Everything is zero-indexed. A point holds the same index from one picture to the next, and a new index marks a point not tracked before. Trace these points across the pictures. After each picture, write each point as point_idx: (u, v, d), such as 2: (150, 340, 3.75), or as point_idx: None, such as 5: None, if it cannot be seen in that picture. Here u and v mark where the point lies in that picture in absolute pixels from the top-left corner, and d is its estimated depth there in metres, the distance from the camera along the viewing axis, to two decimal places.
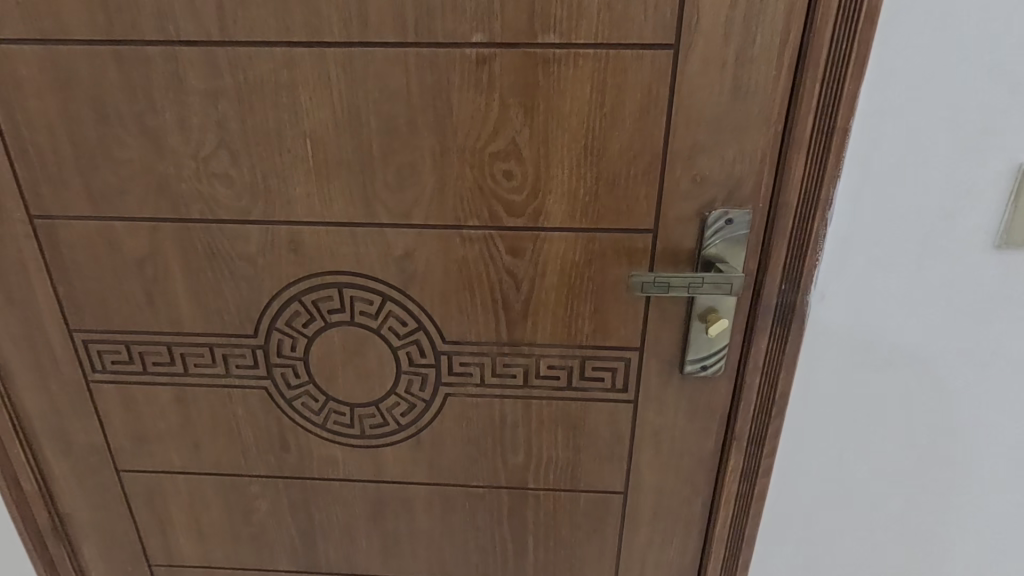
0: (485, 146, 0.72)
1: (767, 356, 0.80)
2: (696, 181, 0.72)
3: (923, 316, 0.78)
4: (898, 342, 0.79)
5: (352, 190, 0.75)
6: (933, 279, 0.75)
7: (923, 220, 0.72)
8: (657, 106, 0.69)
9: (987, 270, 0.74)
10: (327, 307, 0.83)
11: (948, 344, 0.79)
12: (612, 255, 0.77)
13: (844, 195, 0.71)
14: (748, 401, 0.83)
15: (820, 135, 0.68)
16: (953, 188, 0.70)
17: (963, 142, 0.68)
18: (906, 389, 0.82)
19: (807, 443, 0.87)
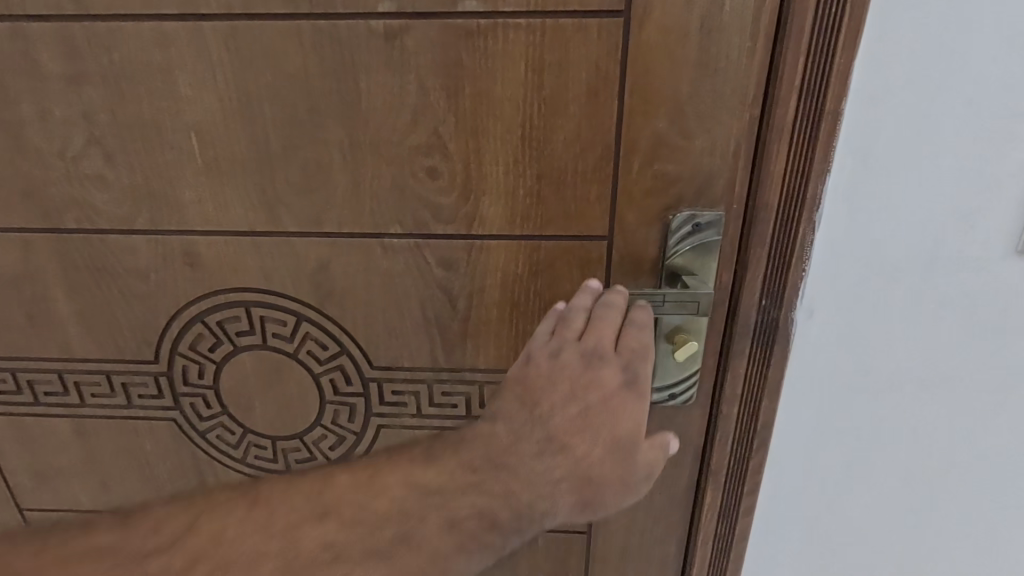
0: (404, 138, 0.60)
1: (746, 382, 0.68)
2: (657, 177, 0.60)
3: (928, 335, 0.66)
4: (900, 362, 0.67)
5: (251, 193, 0.63)
6: (941, 293, 0.63)
7: (931, 225, 0.60)
8: (607, 87, 0.56)
9: (1006, 281, 0.62)
10: (235, 329, 0.71)
11: (957, 366, 0.67)
12: (561, 267, 0.65)
13: (837, 195, 0.59)
14: (726, 433, 0.72)
15: (806, 120, 0.55)
16: (971, 183, 0.57)
17: (985, 129, 0.55)
18: (909, 415, 0.71)
19: (794, 477, 0.76)
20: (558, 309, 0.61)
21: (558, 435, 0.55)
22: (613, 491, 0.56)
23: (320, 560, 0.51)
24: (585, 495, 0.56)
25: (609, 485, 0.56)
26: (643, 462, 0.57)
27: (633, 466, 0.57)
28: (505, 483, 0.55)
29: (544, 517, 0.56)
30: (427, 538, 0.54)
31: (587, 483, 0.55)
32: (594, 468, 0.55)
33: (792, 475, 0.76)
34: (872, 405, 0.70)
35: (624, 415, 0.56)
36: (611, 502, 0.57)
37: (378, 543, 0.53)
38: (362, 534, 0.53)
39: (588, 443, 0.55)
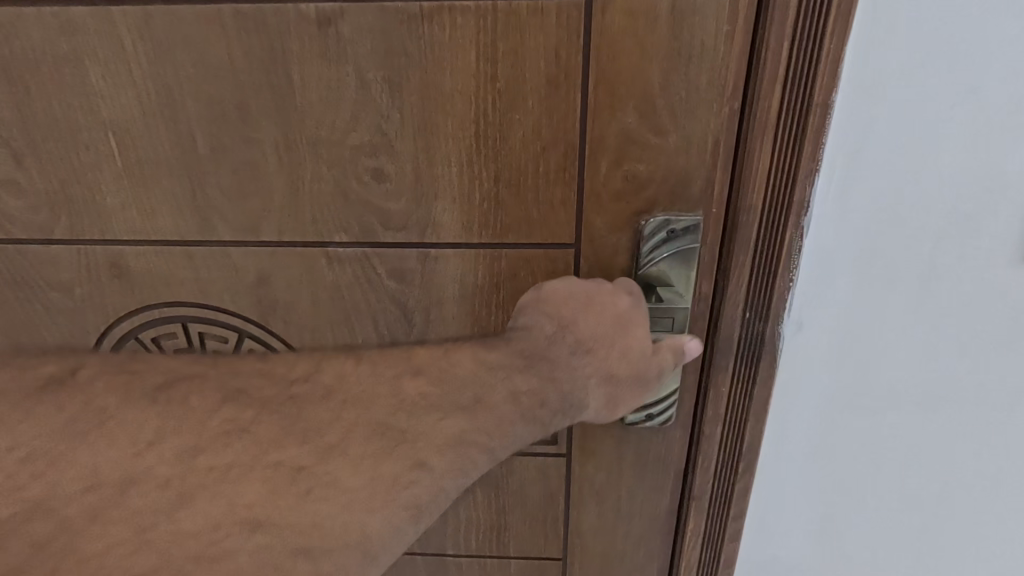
0: (344, 137, 0.54)
1: (730, 402, 0.63)
2: (628, 179, 0.54)
3: (928, 351, 0.60)
4: (896, 379, 0.61)
5: (178, 199, 0.57)
6: (942, 305, 0.57)
7: (932, 231, 0.54)
8: (568, 79, 0.50)
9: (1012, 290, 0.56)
10: (172, 347, 0.65)
11: (958, 383, 0.61)
12: (525, 277, 0.59)
13: (828, 198, 0.52)
14: (709, 456, 0.66)
15: (792, 114, 0.49)
16: (975, 183, 0.51)
17: (992, 122, 0.49)
18: (906, 435, 0.65)
19: (784, 503, 0.70)
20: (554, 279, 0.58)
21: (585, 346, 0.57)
22: (630, 397, 0.59)
23: (419, 405, 0.54)
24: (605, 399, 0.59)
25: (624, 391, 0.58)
26: (656, 377, 0.58)
27: (646, 382, 0.58)
28: (533, 381, 0.56)
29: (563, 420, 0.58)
30: (483, 411, 0.55)
31: (605, 390, 0.58)
32: (612, 376, 0.58)
33: (781, 501, 0.70)
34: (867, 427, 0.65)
35: (631, 337, 0.57)
36: (626, 406, 0.60)
37: (445, 403, 0.54)
38: (438, 394, 0.55)
39: (600, 360, 0.57)
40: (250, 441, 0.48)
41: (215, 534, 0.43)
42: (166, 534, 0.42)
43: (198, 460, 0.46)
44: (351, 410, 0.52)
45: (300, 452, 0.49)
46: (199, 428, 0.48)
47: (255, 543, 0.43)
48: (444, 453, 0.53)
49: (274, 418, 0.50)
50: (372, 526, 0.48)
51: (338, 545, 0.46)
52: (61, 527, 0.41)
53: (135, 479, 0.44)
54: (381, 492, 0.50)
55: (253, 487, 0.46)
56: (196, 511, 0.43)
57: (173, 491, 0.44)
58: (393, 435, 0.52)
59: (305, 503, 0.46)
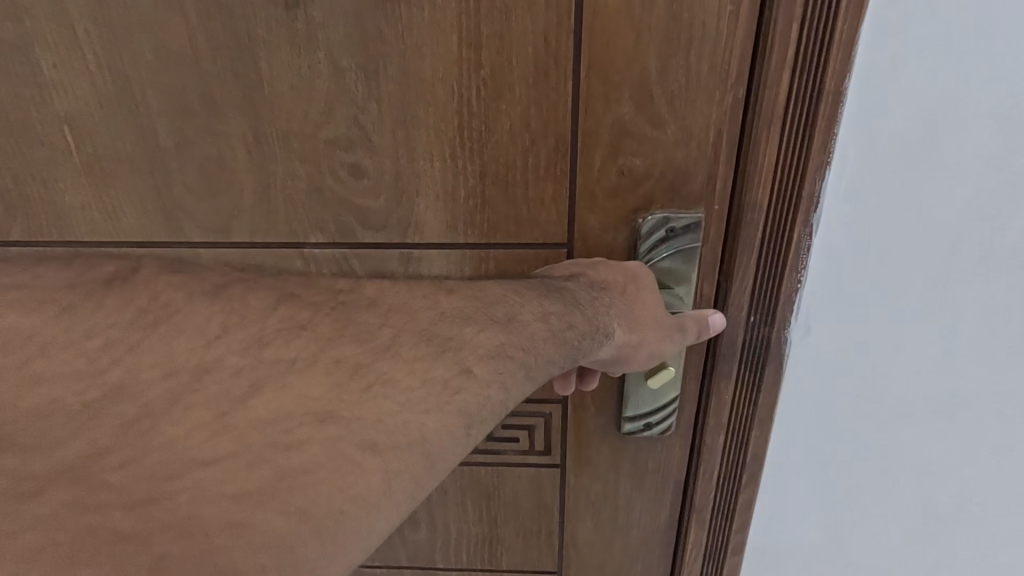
0: (318, 130, 0.50)
1: (733, 410, 0.59)
2: (624, 174, 0.50)
3: (950, 365, 0.55)
4: (913, 394, 0.56)
5: (140, 198, 0.53)
6: (968, 316, 0.52)
7: (957, 234, 0.49)
8: (558, 65, 0.46)
9: None
10: None
11: (983, 400, 0.56)
12: (514, 280, 0.55)
13: (840, 196, 0.48)
14: (711, 466, 0.62)
15: (800, 103, 0.45)
16: (1003, 179, 0.46)
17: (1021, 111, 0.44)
18: (924, 455, 0.59)
19: (790, 523, 0.66)
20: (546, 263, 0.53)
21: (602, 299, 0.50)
22: (650, 344, 0.51)
23: (455, 315, 0.45)
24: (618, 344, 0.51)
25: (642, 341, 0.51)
26: (678, 334, 0.51)
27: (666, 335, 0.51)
28: (559, 317, 0.47)
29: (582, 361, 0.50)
30: (520, 332, 0.45)
31: (625, 333, 0.51)
32: (630, 324, 0.51)
33: (787, 520, 0.66)
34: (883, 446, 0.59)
35: (648, 289, 0.51)
36: (648, 352, 0.52)
37: (482, 314, 0.45)
38: (472, 304, 0.46)
39: (619, 305, 0.50)
40: (309, 338, 0.39)
41: (287, 428, 0.34)
42: (242, 423, 0.34)
43: (266, 351, 0.37)
44: (397, 315, 0.43)
45: (356, 351, 0.39)
46: (259, 323, 0.39)
47: (325, 434, 0.35)
48: (488, 361, 0.43)
49: (328, 316, 0.41)
50: (429, 428, 0.39)
51: (400, 444, 0.37)
52: (142, 412, 0.33)
53: (205, 370, 0.35)
54: (433, 397, 0.39)
55: (318, 378, 0.37)
56: (271, 400, 0.35)
57: (244, 379, 0.35)
58: (436, 341, 0.42)
59: (365, 401, 0.37)
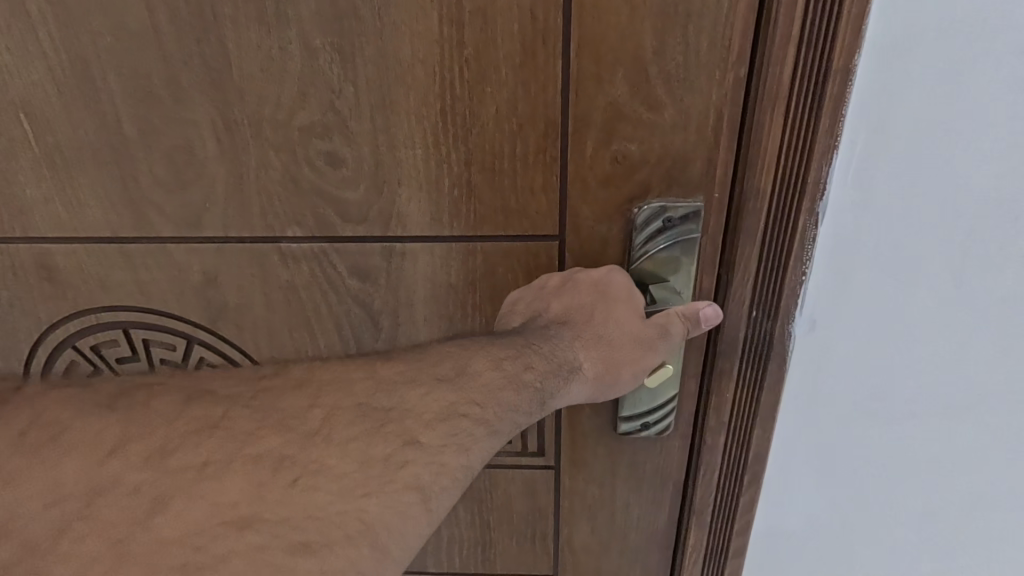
0: (291, 117, 0.46)
1: (734, 409, 0.56)
2: (618, 161, 0.47)
3: (964, 358, 0.52)
4: (925, 389, 0.53)
5: (106, 191, 0.50)
6: (983, 306, 0.49)
7: (975, 218, 0.45)
8: (546, 43, 0.43)
9: None
10: (114, 355, 0.59)
11: (999, 393, 0.53)
12: (504, 274, 0.52)
13: (849, 181, 0.44)
14: (710, 467, 0.60)
15: (807, 81, 0.42)
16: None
17: None
18: (934, 451, 0.57)
19: (794, 524, 0.63)
20: (518, 290, 0.52)
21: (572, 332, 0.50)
22: (633, 363, 0.50)
23: (397, 381, 0.44)
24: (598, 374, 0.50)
25: (624, 363, 0.50)
26: (662, 338, 0.49)
27: (648, 348, 0.50)
28: (517, 362, 0.47)
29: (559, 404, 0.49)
30: (472, 390, 0.45)
31: (602, 360, 0.50)
32: (605, 351, 0.50)
33: (792, 522, 0.63)
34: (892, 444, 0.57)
35: (620, 303, 0.49)
36: (630, 371, 0.50)
37: (427, 375, 0.45)
38: (414, 367, 0.45)
39: (585, 335, 0.50)
40: (222, 439, 0.37)
41: (199, 541, 0.33)
42: (143, 546, 0.32)
43: (170, 462, 0.36)
44: (329, 392, 0.42)
45: (281, 442, 0.38)
46: (164, 428, 0.37)
47: (247, 543, 0.34)
48: (436, 425, 0.43)
49: (246, 409, 0.40)
50: (372, 512, 0.38)
51: (338, 538, 0.36)
52: (27, 547, 0.32)
53: (101, 491, 0.34)
54: (375, 478, 0.39)
55: (235, 485, 0.36)
56: (177, 515, 0.34)
57: (145, 496, 0.34)
58: (375, 416, 0.41)
59: (293, 496, 0.36)
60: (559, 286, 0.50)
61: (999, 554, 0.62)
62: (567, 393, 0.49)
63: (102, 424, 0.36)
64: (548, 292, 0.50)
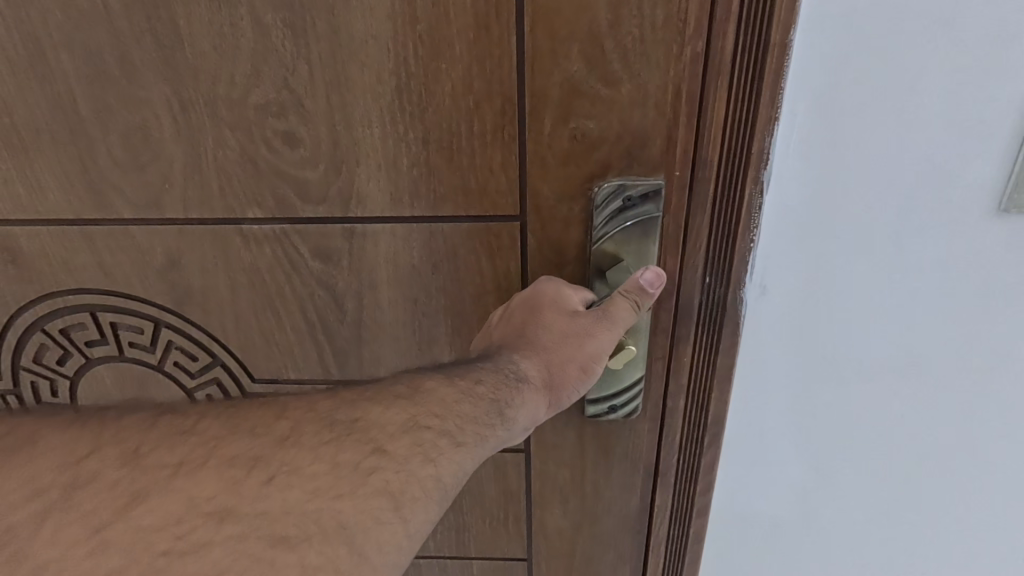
0: (246, 95, 0.46)
1: (691, 376, 0.55)
2: (577, 138, 0.46)
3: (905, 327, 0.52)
4: (868, 358, 0.54)
5: (67, 173, 0.50)
6: (920, 275, 0.49)
7: (914, 188, 0.45)
8: (499, 19, 0.42)
9: (995, 249, 0.48)
10: (84, 339, 0.59)
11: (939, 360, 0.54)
12: (467, 255, 0.52)
13: (790, 150, 0.44)
14: (675, 443, 0.60)
15: (748, 55, 0.42)
16: (953, 125, 0.43)
17: (970, 50, 0.41)
18: (881, 420, 0.57)
19: (754, 495, 0.64)
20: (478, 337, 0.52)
21: (513, 347, 0.48)
22: (579, 357, 0.47)
23: (358, 396, 0.40)
24: (554, 382, 0.48)
25: (578, 362, 0.48)
26: (598, 324, 0.47)
27: (596, 339, 0.47)
28: (465, 377, 0.44)
29: (523, 420, 0.46)
30: (430, 403, 0.41)
31: (546, 364, 0.48)
32: (555, 356, 0.48)
33: (752, 493, 0.64)
34: (843, 414, 0.57)
35: (548, 304, 0.48)
36: (579, 365, 0.47)
37: (386, 393, 0.41)
38: (371, 392, 0.41)
39: (526, 347, 0.48)
40: (196, 442, 0.35)
41: (178, 529, 0.30)
42: (123, 534, 0.30)
43: (145, 461, 0.33)
44: (295, 407, 0.39)
45: (251, 443, 0.35)
46: (136, 434, 0.35)
47: (225, 533, 0.31)
48: (401, 437, 0.38)
49: (216, 418, 0.37)
50: (348, 513, 0.34)
51: (315, 534, 0.32)
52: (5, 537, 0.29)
53: (80, 484, 0.32)
54: (348, 482, 0.35)
55: (210, 480, 0.33)
56: (158, 505, 0.31)
57: (123, 491, 0.32)
58: (339, 427, 0.38)
59: (268, 493, 0.33)
60: (502, 316, 0.51)
61: (952, 519, 0.63)
62: (523, 406, 0.45)
63: (49, 420, 0.36)
64: (494, 324, 0.51)
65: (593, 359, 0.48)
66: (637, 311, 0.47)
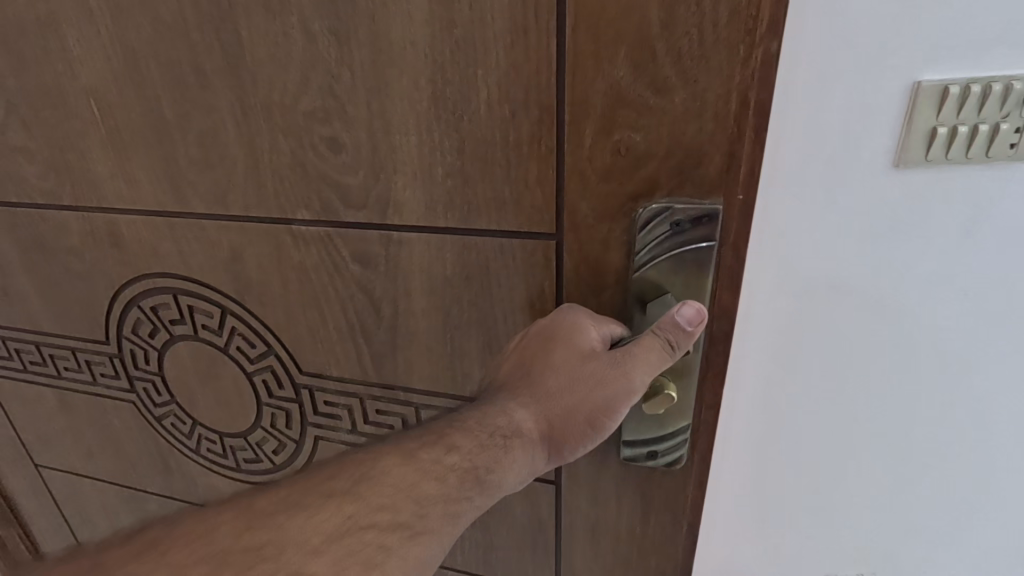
0: (296, 102, 0.47)
1: None
2: (621, 152, 0.41)
3: (859, 275, 0.68)
4: (836, 303, 0.69)
5: (155, 171, 0.55)
6: (865, 233, 0.65)
7: (849, 167, 0.62)
8: (538, 21, 0.39)
9: (916, 209, 0.64)
10: (168, 317, 0.66)
11: (888, 299, 0.69)
12: (500, 271, 0.49)
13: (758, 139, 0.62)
14: None
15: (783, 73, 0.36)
16: (867, 119, 0.60)
17: (869, 68, 0.58)
18: (849, 352, 0.73)
19: (760, 420, 0.79)
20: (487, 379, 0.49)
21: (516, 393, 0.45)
22: (587, 406, 0.43)
23: (283, 502, 0.36)
24: (558, 434, 0.44)
25: (586, 414, 0.43)
26: (613, 369, 0.42)
27: (608, 388, 0.42)
28: (435, 446, 0.41)
29: (516, 476, 0.43)
30: (379, 494, 0.37)
31: (550, 414, 0.44)
32: (560, 406, 0.44)
33: (751, 414, 0.78)
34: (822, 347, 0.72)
35: (559, 343, 0.44)
36: (588, 415, 0.43)
37: (319, 489, 0.37)
38: (312, 481, 0.38)
39: (530, 391, 0.44)
40: None
41: None
42: None
43: None
44: (185, 542, 0.33)
45: None
46: None
47: None
48: (325, 551, 0.34)
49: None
50: None
51: None
52: None
53: None
54: None
55: None
56: None
57: None
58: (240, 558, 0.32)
59: None
60: (513, 352, 0.47)
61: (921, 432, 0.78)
62: (516, 460, 0.42)
63: None
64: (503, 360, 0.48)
65: (603, 410, 0.43)
66: (671, 353, 0.42)
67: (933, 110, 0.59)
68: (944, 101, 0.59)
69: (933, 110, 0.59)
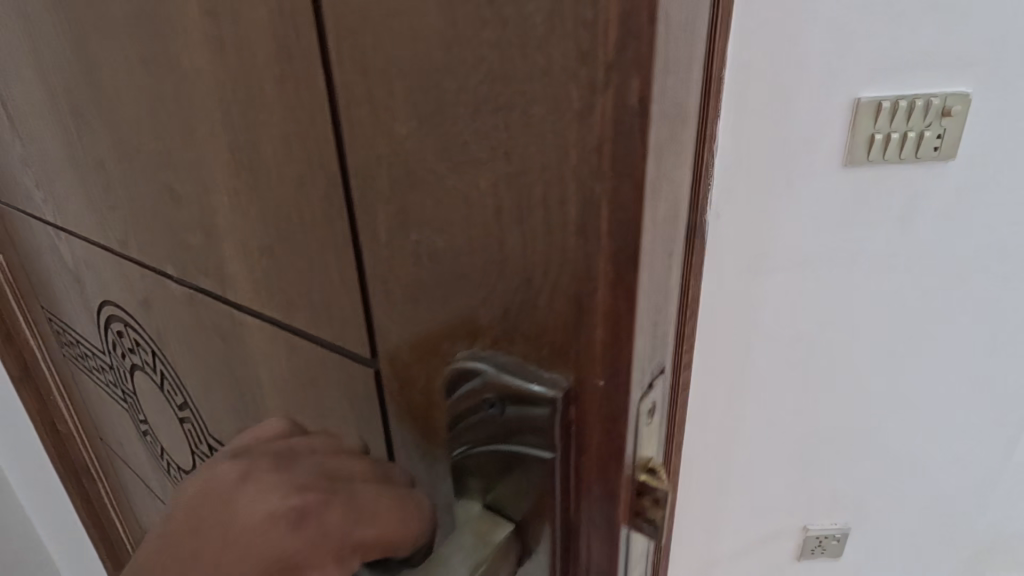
0: (140, 143, 0.39)
1: None
2: (422, 262, 0.24)
3: (844, 233, 1.06)
4: (825, 250, 1.07)
5: (83, 203, 0.53)
6: (839, 202, 1.04)
7: (821, 161, 1.00)
8: (300, 42, 0.24)
9: (871, 189, 1.03)
10: (127, 344, 0.65)
11: (860, 245, 1.08)
12: (327, 390, 0.34)
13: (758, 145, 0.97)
14: None
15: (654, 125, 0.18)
16: (834, 129, 0.97)
17: (830, 101, 0.95)
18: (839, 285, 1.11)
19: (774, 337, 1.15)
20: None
21: None
22: None
23: None
24: None
25: None
26: None
27: None
28: None
29: None
30: None
31: None
32: None
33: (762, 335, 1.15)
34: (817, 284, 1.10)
35: None
36: None
37: None
38: None
39: None
40: None
41: None
42: None
43: None
44: None
45: None
46: None
47: None
48: None
49: None
50: None
51: None
52: None
53: None
54: None
55: None
56: None
57: None
58: None
59: None
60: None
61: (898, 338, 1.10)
62: None
63: None
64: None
65: None
66: None
67: (879, 118, 0.96)
68: (879, 114, 0.96)
69: (879, 118, 0.96)
